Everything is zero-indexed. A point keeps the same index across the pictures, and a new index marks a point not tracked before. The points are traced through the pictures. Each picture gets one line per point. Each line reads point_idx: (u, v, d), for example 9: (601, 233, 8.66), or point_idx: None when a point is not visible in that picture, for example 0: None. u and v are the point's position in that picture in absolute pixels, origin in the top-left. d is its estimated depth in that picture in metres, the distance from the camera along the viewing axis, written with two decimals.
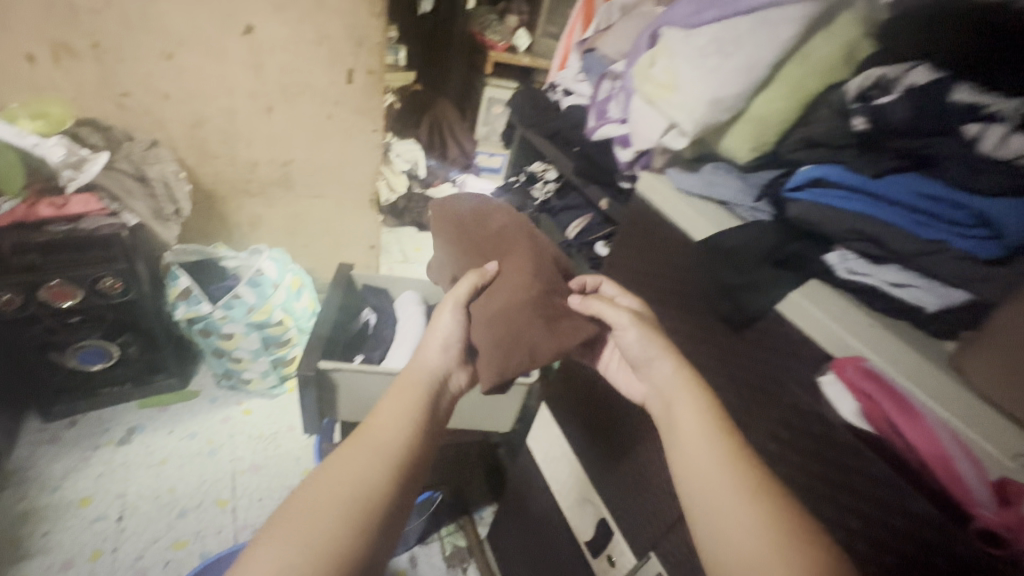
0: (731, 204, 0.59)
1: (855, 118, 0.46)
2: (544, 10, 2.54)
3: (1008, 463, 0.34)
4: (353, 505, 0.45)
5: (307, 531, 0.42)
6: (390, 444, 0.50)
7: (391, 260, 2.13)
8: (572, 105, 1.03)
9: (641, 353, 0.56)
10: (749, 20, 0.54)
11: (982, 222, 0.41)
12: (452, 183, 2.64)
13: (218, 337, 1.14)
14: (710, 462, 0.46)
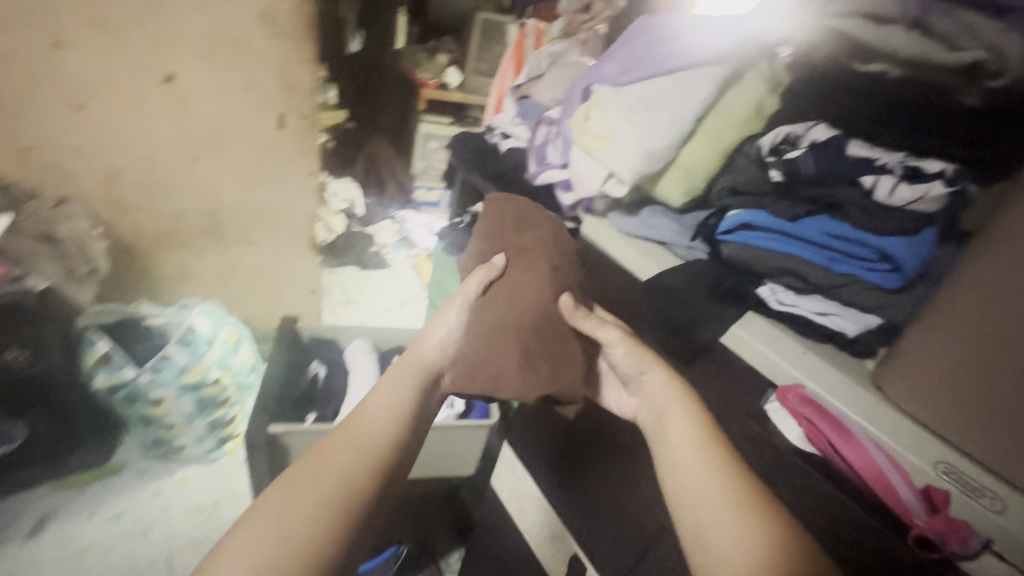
0: (670, 243, 0.64)
1: (771, 171, 0.50)
2: (473, 49, 2.64)
3: (931, 473, 0.42)
4: (321, 526, 0.47)
5: (274, 547, 0.44)
6: (358, 466, 0.51)
7: (333, 302, 2.06)
8: (510, 147, 1.06)
9: (631, 362, 0.56)
10: (673, 81, 0.60)
11: (883, 257, 0.47)
12: (393, 219, 2.61)
13: (144, 404, 1.03)
14: (695, 467, 0.47)
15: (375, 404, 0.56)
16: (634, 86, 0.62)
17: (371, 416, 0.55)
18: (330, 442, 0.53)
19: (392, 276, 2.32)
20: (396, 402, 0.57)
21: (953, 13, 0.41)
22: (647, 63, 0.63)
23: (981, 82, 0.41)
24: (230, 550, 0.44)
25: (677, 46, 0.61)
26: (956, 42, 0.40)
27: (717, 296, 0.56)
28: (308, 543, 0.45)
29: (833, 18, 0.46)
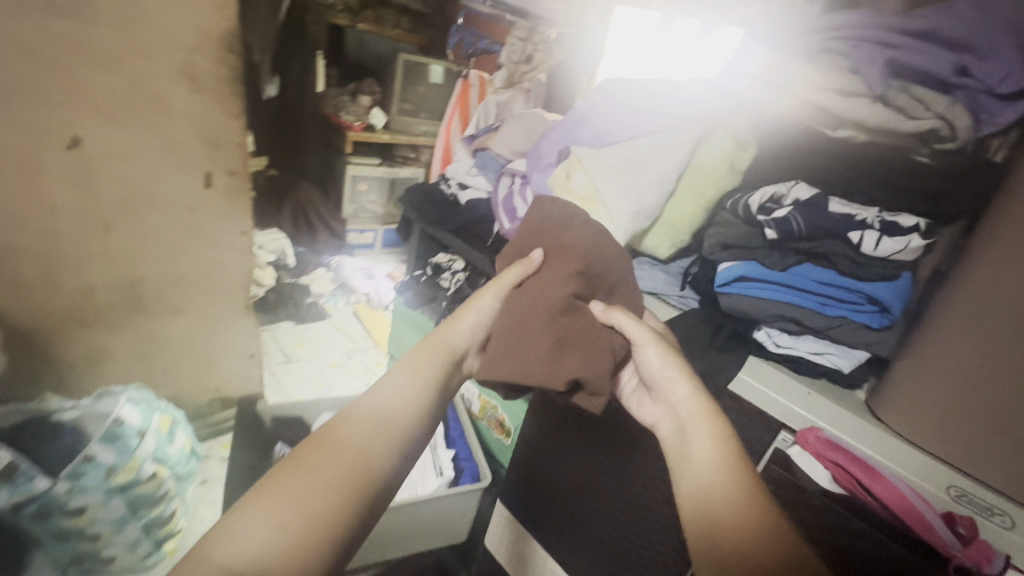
0: (662, 294, 0.66)
1: (765, 229, 0.53)
2: (396, 90, 2.61)
3: (947, 497, 0.48)
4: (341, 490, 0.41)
5: (293, 511, 0.38)
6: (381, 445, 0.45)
7: (272, 363, 1.90)
8: (472, 199, 1.04)
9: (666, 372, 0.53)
10: (654, 141, 0.63)
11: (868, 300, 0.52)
12: (327, 267, 2.49)
13: (59, 519, 0.78)
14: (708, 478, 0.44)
15: (402, 388, 0.49)
16: (617, 147, 0.65)
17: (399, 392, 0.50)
18: (344, 423, 0.46)
19: (333, 327, 2.18)
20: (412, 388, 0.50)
21: (908, 87, 0.47)
22: (627, 128, 0.66)
23: (933, 146, 0.48)
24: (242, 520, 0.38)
25: (653, 111, 0.65)
26: (913, 112, 0.46)
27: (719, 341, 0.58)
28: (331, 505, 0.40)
29: (804, 89, 0.51)
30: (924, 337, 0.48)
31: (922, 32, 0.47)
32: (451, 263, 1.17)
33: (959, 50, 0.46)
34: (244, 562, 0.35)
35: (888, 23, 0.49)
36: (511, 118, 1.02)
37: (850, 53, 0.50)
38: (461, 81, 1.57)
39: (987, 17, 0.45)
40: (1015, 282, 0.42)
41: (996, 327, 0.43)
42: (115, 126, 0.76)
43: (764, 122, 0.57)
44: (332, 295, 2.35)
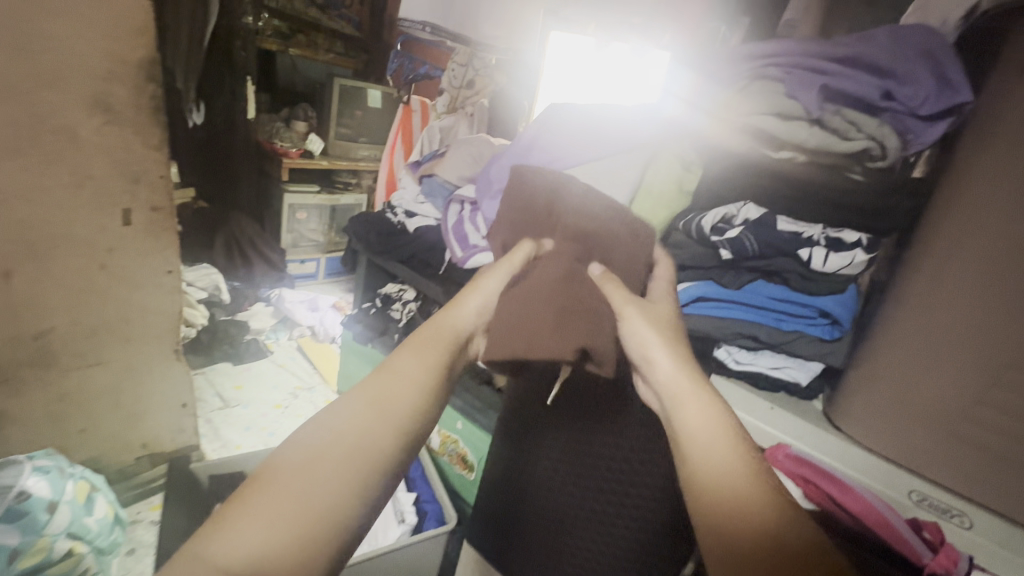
0: None
1: (719, 249, 0.54)
2: (333, 115, 2.54)
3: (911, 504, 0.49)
4: (342, 499, 0.34)
5: (287, 513, 0.32)
6: (386, 438, 0.38)
7: (207, 410, 1.75)
8: (420, 226, 1.01)
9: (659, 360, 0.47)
10: (603, 167, 0.63)
11: (819, 313, 0.54)
12: (266, 301, 2.35)
13: None
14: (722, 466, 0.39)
15: (393, 373, 0.42)
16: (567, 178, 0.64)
17: (408, 370, 0.42)
18: None
19: (276, 365, 2.05)
20: (419, 374, 0.42)
21: (840, 110, 0.49)
22: (573, 155, 0.65)
23: (867, 164, 0.50)
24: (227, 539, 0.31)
25: (598, 138, 0.64)
26: (847, 133, 0.48)
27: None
28: (331, 512, 0.33)
29: (746, 114, 0.52)
30: (872, 351, 0.50)
31: (848, 58, 0.49)
32: (401, 292, 1.13)
33: (881, 75, 0.48)
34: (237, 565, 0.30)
35: (816, 50, 0.51)
36: (456, 144, 1.00)
37: (784, 78, 0.51)
38: (402, 108, 1.55)
39: (902, 47, 0.48)
40: (950, 298, 0.44)
41: (938, 336, 0.45)
42: (14, 162, 0.68)
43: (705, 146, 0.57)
44: (274, 330, 2.22)
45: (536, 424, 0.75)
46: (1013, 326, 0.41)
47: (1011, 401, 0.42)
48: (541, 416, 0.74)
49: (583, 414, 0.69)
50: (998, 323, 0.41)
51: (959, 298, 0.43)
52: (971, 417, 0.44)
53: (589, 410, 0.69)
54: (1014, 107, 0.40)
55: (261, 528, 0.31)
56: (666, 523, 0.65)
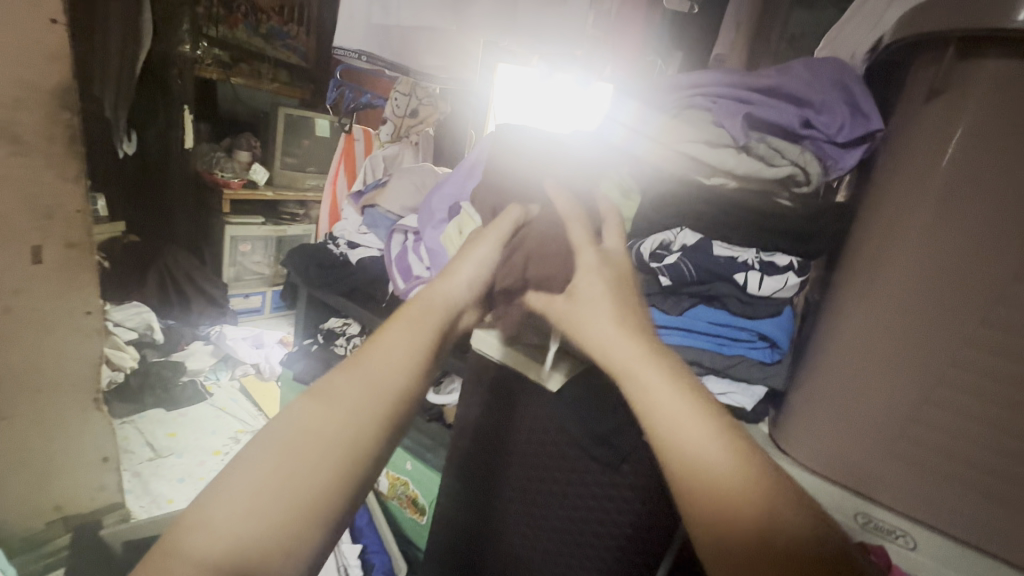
0: None
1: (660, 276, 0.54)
2: (278, 143, 2.47)
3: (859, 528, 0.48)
4: (319, 496, 0.31)
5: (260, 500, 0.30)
6: (371, 423, 0.34)
7: (134, 462, 1.59)
8: (363, 257, 0.98)
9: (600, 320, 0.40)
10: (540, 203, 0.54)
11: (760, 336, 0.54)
12: (205, 339, 2.20)
13: None
14: (694, 447, 0.32)
15: (376, 350, 0.37)
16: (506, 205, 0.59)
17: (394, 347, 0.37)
18: None
19: (215, 409, 1.90)
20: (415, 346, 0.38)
21: (764, 138, 0.50)
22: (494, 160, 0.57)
23: (792, 190, 0.51)
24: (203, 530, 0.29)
25: (529, 138, 0.55)
26: (773, 160, 0.50)
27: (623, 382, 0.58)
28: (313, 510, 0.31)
29: (677, 142, 0.53)
30: (815, 375, 0.50)
31: (768, 89, 0.51)
32: (345, 326, 1.07)
33: (800, 105, 0.50)
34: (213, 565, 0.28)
35: (740, 81, 0.52)
36: (397, 174, 0.98)
37: (712, 107, 0.52)
38: (344, 137, 1.52)
39: (818, 78, 0.50)
40: (887, 323, 0.44)
41: (872, 357, 0.45)
42: None
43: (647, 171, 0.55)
44: (213, 370, 2.07)
45: (485, 458, 0.72)
46: (942, 345, 0.42)
47: (940, 422, 0.43)
48: (490, 451, 0.72)
49: (534, 446, 0.67)
50: (927, 342, 0.42)
51: (897, 323, 0.44)
52: (908, 436, 0.44)
53: (538, 444, 0.66)
54: (925, 133, 0.42)
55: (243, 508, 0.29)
56: (629, 546, 0.60)
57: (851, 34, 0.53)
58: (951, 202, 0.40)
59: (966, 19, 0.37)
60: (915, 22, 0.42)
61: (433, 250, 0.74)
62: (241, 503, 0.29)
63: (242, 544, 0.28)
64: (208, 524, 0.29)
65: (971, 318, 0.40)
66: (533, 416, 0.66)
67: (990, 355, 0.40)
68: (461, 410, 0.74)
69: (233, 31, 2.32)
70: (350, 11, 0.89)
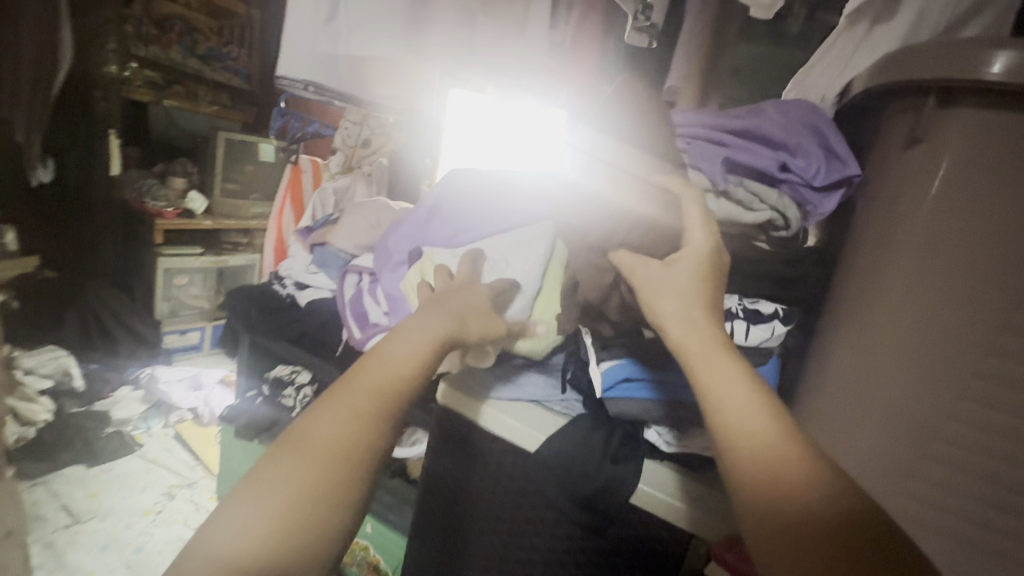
0: (544, 400, 0.61)
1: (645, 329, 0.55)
2: (217, 170, 2.33)
3: None
4: (327, 490, 0.35)
5: (292, 501, 0.35)
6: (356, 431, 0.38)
7: (46, 531, 1.39)
8: (312, 299, 0.90)
9: (680, 312, 0.43)
10: (568, 221, 0.52)
11: None
12: (134, 385, 1.99)
13: None
14: (747, 417, 0.37)
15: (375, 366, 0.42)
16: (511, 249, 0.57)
17: (396, 351, 0.43)
18: None
19: (147, 461, 1.71)
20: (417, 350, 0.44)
21: (742, 182, 0.48)
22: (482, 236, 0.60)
23: (770, 234, 0.49)
24: (237, 517, 0.34)
25: None
26: (751, 205, 0.48)
27: (599, 437, 0.54)
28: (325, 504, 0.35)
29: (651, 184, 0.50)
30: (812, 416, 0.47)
31: (742, 130, 0.49)
32: (295, 374, 0.98)
33: (776, 148, 0.48)
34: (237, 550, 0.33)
35: (712, 123, 0.51)
36: (348, 209, 0.91)
37: (687, 149, 0.50)
38: (290, 168, 1.44)
39: (791, 121, 0.49)
40: (889, 362, 0.42)
41: (865, 407, 0.43)
42: None
43: (608, 213, 0.48)
44: (145, 418, 1.87)
45: (452, 521, 0.66)
46: (936, 396, 0.40)
47: (942, 474, 0.41)
48: (459, 515, 0.64)
49: (507, 511, 0.60)
50: (920, 392, 0.41)
51: (897, 363, 0.41)
52: (903, 491, 0.42)
53: (512, 507, 0.60)
54: (905, 179, 0.41)
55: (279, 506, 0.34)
56: None
57: (820, 76, 0.52)
58: (934, 249, 0.39)
59: (941, 70, 0.37)
60: (892, 70, 0.42)
61: (391, 295, 0.68)
62: (264, 504, 0.34)
63: (263, 533, 0.33)
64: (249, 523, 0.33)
65: (975, 358, 0.39)
66: (505, 474, 0.60)
67: (985, 408, 0.39)
68: (428, 467, 0.68)
69: (166, 52, 2.18)
70: (293, 40, 0.79)
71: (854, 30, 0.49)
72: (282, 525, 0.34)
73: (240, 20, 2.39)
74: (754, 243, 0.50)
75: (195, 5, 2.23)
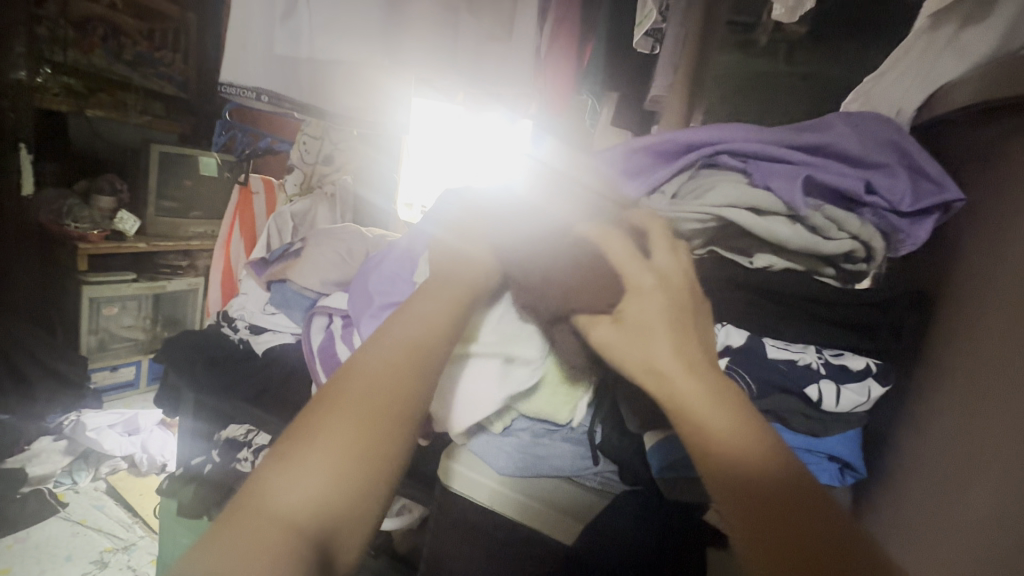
0: (574, 475, 0.49)
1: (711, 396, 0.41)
2: (152, 186, 2.10)
3: None
4: (364, 456, 0.32)
5: (336, 471, 0.31)
6: (386, 396, 0.35)
7: None
8: (270, 345, 0.77)
9: (643, 359, 0.35)
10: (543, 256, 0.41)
11: (836, 458, 0.41)
12: (56, 433, 1.73)
13: None
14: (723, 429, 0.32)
15: (398, 332, 0.38)
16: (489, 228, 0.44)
17: (415, 320, 0.39)
18: None
19: (73, 524, 1.47)
20: (431, 322, 0.39)
21: (820, 206, 0.40)
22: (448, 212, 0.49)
23: (840, 263, 0.42)
24: (281, 485, 0.30)
25: (510, 203, 0.43)
26: (829, 233, 0.40)
27: (648, 528, 0.44)
28: (363, 475, 0.32)
29: (708, 203, 0.41)
30: (901, 472, 0.39)
31: (813, 146, 0.41)
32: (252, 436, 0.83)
33: (855, 166, 0.41)
34: (296, 514, 0.29)
35: (772, 138, 0.42)
36: (313, 238, 0.78)
37: (747, 168, 0.41)
38: (238, 189, 1.28)
39: (870, 137, 0.41)
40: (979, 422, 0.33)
41: (937, 454, 0.36)
42: None
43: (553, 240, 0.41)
44: (69, 472, 1.61)
45: None
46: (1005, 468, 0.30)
47: None
48: None
49: None
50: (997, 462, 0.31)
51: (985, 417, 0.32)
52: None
53: None
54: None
55: (309, 489, 0.30)
56: None
57: (890, 88, 0.47)
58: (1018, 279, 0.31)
59: None
60: (1018, 79, 0.33)
61: None
62: (305, 477, 0.31)
63: (310, 507, 0.30)
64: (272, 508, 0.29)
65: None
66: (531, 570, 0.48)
67: None
68: (427, 555, 0.56)
69: (88, 57, 1.97)
70: (243, 39, 0.67)
71: (937, 32, 0.44)
72: (326, 505, 0.30)
73: (173, 23, 2.18)
74: (818, 277, 0.43)
75: (121, 6, 2.02)
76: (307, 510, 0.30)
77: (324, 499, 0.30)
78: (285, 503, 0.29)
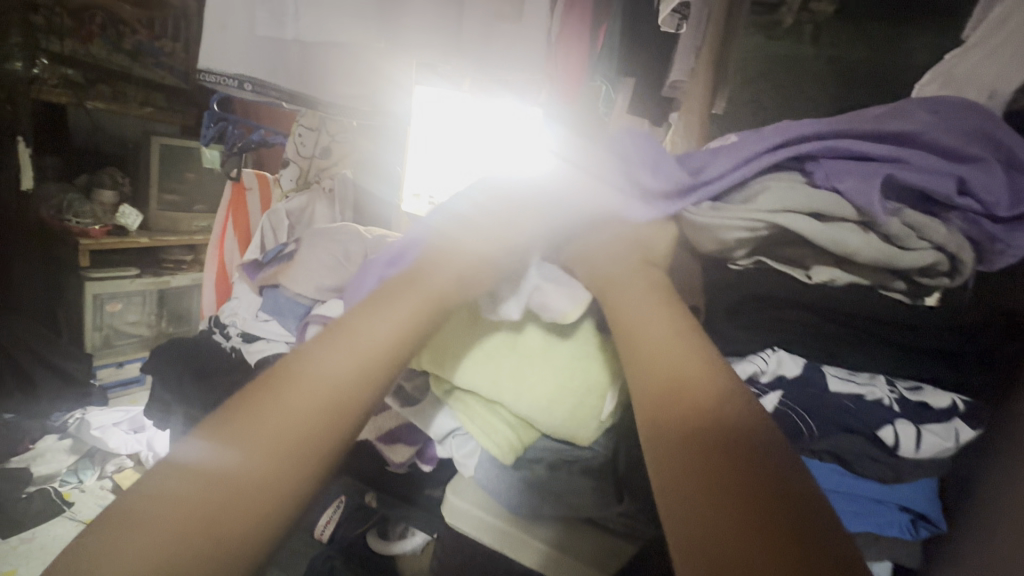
0: (595, 517, 0.42)
1: None
2: (153, 180, 2.05)
3: None
4: (295, 448, 0.25)
5: (256, 459, 0.25)
6: (339, 386, 0.28)
7: None
8: (263, 355, 0.69)
9: (629, 314, 0.33)
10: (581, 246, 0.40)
11: (905, 506, 0.35)
12: (63, 432, 1.69)
13: None
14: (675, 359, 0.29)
15: (361, 324, 0.31)
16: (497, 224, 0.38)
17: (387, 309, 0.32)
18: None
19: (78, 524, 1.44)
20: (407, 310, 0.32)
21: (898, 211, 0.33)
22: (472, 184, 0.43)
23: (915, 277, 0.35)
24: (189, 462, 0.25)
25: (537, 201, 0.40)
26: (907, 242, 0.33)
27: None
28: (291, 471, 0.25)
29: (757, 209, 0.34)
30: (982, 527, 0.33)
31: (893, 137, 0.34)
32: None
33: (941, 160, 0.34)
34: (187, 495, 0.23)
35: (841, 128, 0.35)
36: (307, 238, 0.72)
37: (813, 167, 0.35)
38: (231, 185, 1.23)
39: (963, 124, 0.34)
40: None
41: None
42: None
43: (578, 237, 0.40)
44: (75, 471, 1.58)
45: None
46: None
47: None
48: None
49: None
50: None
51: None
52: None
53: None
54: None
55: (208, 475, 0.24)
56: None
57: (976, 66, 0.41)
58: None
59: None
60: None
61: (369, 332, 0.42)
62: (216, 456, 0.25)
63: (208, 491, 0.23)
64: (160, 498, 0.23)
65: None
66: None
67: None
68: None
69: (88, 48, 1.92)
70: (222, 19, 0.60)
71: None
72: (235, 492, 0.23)
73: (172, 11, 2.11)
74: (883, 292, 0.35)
75: None
76: (199, 500, 0.23)
77: (221, 491, 0.23)
78: (180, 486, 0.24)
